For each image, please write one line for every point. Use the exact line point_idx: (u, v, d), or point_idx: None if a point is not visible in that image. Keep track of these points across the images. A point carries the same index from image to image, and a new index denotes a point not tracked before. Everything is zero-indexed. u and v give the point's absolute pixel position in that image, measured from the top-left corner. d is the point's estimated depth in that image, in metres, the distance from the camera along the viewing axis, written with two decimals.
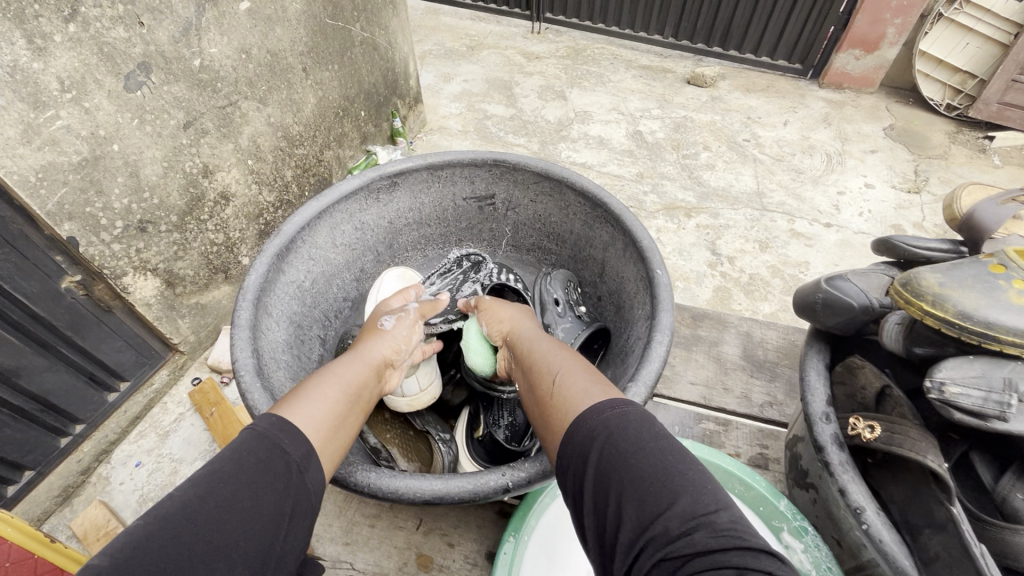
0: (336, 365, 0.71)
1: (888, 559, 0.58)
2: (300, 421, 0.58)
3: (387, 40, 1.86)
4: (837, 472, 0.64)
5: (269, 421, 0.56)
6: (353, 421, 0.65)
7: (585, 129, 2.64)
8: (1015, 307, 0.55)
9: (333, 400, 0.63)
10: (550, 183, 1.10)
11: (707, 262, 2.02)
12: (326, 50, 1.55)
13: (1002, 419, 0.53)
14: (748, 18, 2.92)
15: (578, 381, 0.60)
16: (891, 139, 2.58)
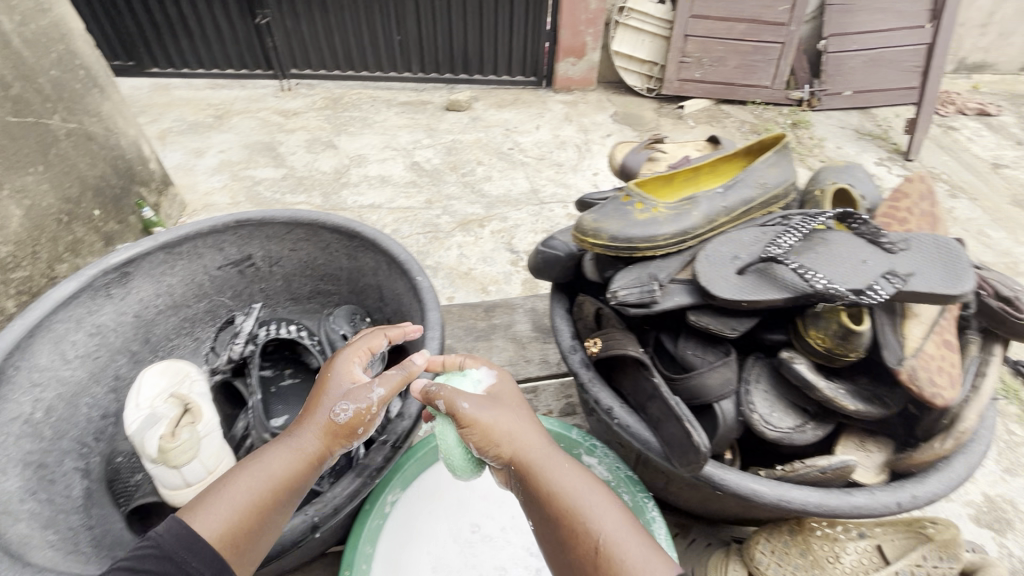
0: (269, 449, 0.64)
1: (636, 437, 0.73)
2: (201, 527, 0.58)
3: (103, 127, 1.58)
4: (589, 388, 0.79)
5: (173, 532, 0.57)
6: (278, 517, 0.62)
7: (363, 171, 2.67)
8: (639, 222, 0.74)
9: (243, 509, 0.59)
10: (303, 228, 1.11)
11: (510, 261, 2.22)
12: (16, 154, 1.33)
13: (656, 302, 0.70)
14: (479, 45, 3.27)
15: (631, 544, 0.54)
16: (618, 123, 3.11)
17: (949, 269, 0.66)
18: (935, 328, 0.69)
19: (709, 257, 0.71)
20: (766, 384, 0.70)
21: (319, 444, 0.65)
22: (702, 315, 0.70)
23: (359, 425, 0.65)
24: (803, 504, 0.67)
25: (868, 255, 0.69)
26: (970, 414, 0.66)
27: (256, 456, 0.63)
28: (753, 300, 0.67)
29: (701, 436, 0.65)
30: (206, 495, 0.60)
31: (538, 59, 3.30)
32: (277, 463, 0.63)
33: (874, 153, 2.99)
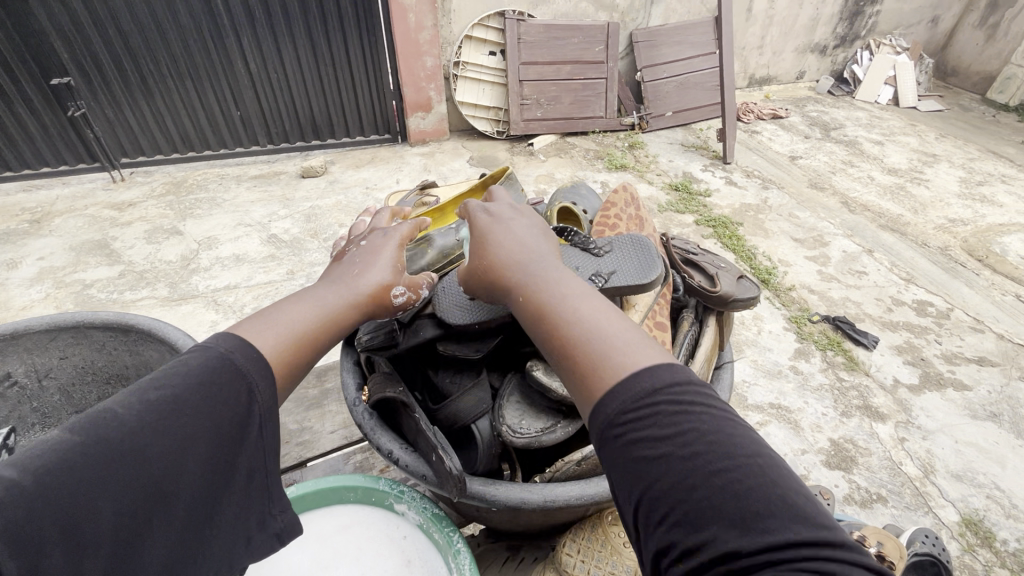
0: (318, 291, 0.68)
1: (416, 473, 0.75)
2: (261, 343, 0.58)
3: None
4: (371, 435, 0.80)
5: (245, 353, 0.56)
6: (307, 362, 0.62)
7: (215, 253, 2.52)
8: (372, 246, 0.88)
9: (298, 330, 0.61)
10: (68, 333, 1.01)
11: None
12: None
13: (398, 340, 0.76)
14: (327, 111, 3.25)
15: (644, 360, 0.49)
16: (475, 166, 3.23)
17: (641, 259, 0.77)
18: (649, 313, 0.80)
19: (446, 290, 0.79)
20: (517, 396, 0.75)
21: (364, 292, 0.69)
22: (446, 344, 0.75)
23: (387, 288, 0.71)
24: (566, 500, 0.71)
25: (577, 261, 0.78)
26: None
27: (303, 296, 0.66)
28: (481, 320, 0.73)
29: (453, 460, 0.67)
30: (267, 313, 0.62)
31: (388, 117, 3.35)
32: (304, 314, 0.63)
33: (700, 161, 3.38)
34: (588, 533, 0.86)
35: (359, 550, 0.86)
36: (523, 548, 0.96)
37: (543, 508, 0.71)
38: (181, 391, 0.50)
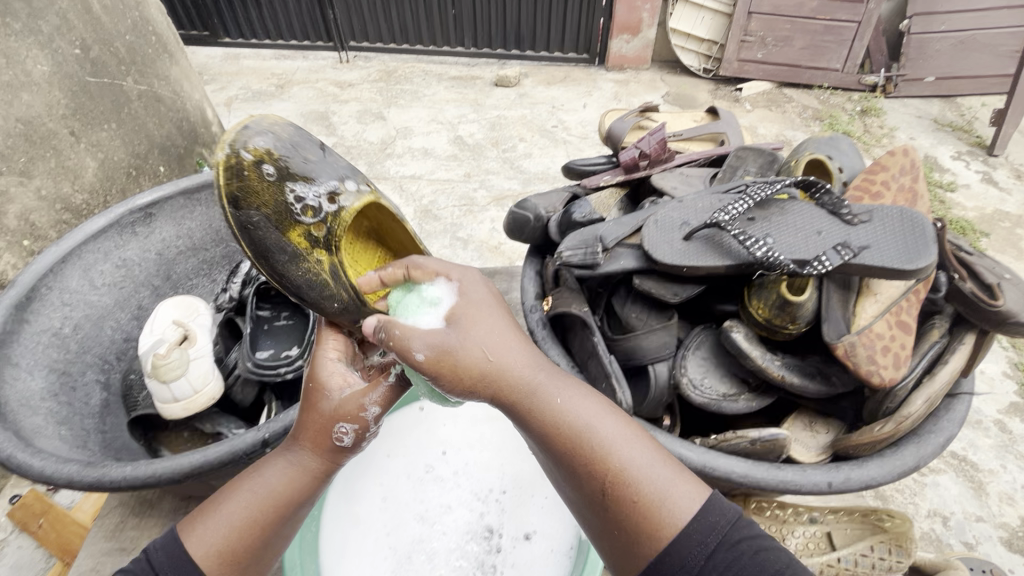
0: (268, 465, 0.64)
1: None
2: (193, 549, 0.57)
3: (170, 89, 1.71)
4: (540, 345, 0.81)
5: (167, 557, 0.56)
6: (280, 532, 0.63)
7: (408, 143, 2.73)
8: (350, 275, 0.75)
9: (243, 525, 0.59)
10: None
11: None
12: (92, 109, 1.43)
13: (597, 265, 0.71)
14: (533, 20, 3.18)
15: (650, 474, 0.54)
16: (669, 104, 2.96)
17: (907, 242, 0.63)
18: (891, 307, 0.66)
19: (658, 222, 0.71)
20: (704, 352, 0.70)
21: (324, 460, 0.64)
22: (643, 281, 0.70)
23: (341, 431, 0.64)
24: (727, 472, 0.67)
25: (821, 225, 0.67)
26: (916, 399, 0.62)
27: (255, 475, 0.63)
28: (693, 266, 0.66)
29: (624, 394, 0.67)
30: (210, 513, 0.60)
31: (591, 35, 3.17)
32: (241, 512, 0.60)
33: (956, 146, 2.69)
34: None
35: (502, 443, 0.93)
36: None
37: (700, 472, 0.67)
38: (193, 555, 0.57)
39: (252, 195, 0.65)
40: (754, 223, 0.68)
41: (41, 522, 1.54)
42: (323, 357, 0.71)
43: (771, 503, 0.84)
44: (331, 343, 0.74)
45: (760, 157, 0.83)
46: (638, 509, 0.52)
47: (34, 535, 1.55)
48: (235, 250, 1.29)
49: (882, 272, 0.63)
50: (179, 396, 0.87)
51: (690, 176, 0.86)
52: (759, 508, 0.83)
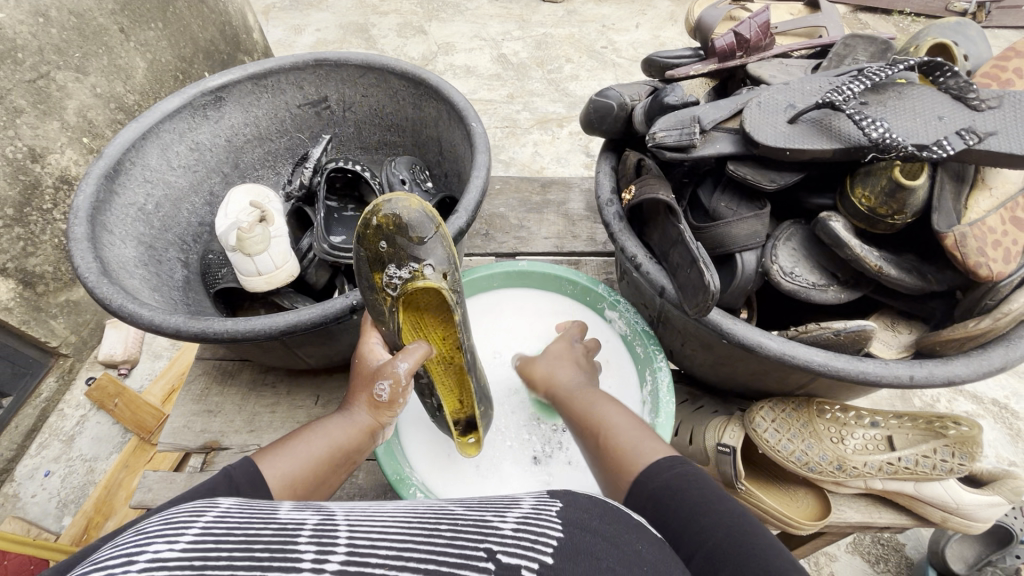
0: (324, 419, 0.66)
1: (653, 283, 0.75)
2: (268, 473, 0.58)
3: None
4: (617, 236, 0.79)
5: (245, 470, 0.56)
6: (334, 477, 0.64)
7: (450, 60, 2.62)
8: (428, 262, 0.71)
9: (313, 461, 0.61)
10: (374, 74, 1.16)
11: (583, 164, 2.24)
12: (142, 9, 1.68)
13: (694, 147, 0.69)
14: None
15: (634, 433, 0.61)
16: None
17: None
18: (1007, 203, 0.63)
19: (761, 105, 0.67)
20: (795, 244, 0.69)
21: (373, 416, 0.68)
22: (740, 166, 0.68)
23: (391, 391, 0.66)
24: (806, 360, 0.67)
25: (942, 110, 0.62)
26: (1017, 298, 0.59)
27: (310, 427, 0.65)
28: (797, 149, 0.63)
29: (713, 277, 0.65)
30: (279, 446, 0.62)
31: None
32: (307, 451, 0.62)
33: None
34: (791, 409, 0.84)
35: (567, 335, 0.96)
36: (703, 399, 0.97)
37: (778, 359, 0.68)
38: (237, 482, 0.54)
39: (365, 247, 0.71)
40: (868, 107, 0.64)
41: (117, 402, 1.65)
42: (366, 338, 0.73)
43: (832, 407, 0.85)
44: (370, 331, 0.74)
45: (872, 44, 0.76)
46: (615, 463, 0.59)
47: (111, 414, 1.64)
48: (299, 144, 1.28)
49: (1004, 160, 0.60)
50: (262, 270, 0.93)
51: (790, 65, 0.80)
52: (820, 410, 0.84)
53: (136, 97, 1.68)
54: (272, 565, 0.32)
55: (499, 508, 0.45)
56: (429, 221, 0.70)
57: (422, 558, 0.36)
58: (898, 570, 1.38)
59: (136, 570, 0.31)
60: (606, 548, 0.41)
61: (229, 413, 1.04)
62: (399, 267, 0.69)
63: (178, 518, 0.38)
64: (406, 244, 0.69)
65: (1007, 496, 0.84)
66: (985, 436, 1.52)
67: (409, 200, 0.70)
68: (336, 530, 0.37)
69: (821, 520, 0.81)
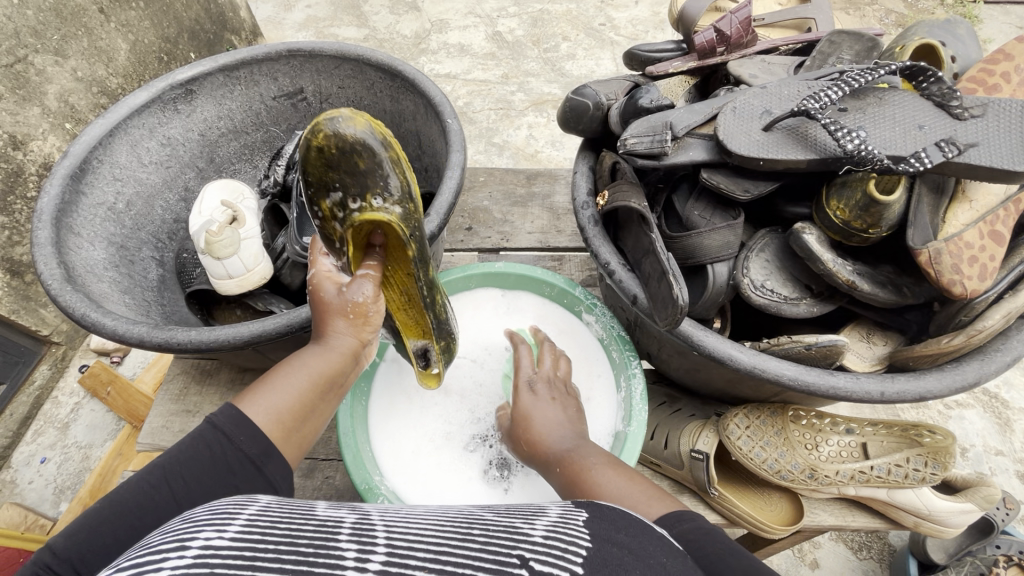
0: (300, 350, 0.59)
1: (624, 292, 0.73)
2: (254, 415, 0.56)
3: None
4: (591, 243, 0.76)
5: (227, 414, 0.55)
6: (324, 406, 0.60)
7: (444, 38, 2.54)
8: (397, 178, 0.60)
9: (298, 395, 0.57)
10: (350, 64, 1.13)
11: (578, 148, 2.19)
12: None
13: (665, 155, 0.66)
14: None
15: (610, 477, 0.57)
16: None
17: (1019, 141, 0.57)
18: (986, 216, 0.61)
19: (735, 111, 0.64)
20: (768, 255, 0.68)
21: (353, 336, 0.61)
22: (714, 176, 0.66)
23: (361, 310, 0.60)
24: (776, 375, 0.65)
25: (923, 119, 0.60)
26: (991, 315, 0.58)
27: (289, 361, 0.59)
28: (771, 159, 0.61)
29: (682, 291, 0.62)
30: (259, 386, 0.57)
31: None
32: (291, 387, 0.57)
33: None
34: (765, 416, 0.83)
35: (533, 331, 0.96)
36: (681, 401, 0.96)
37: (749, 373, 0.66)
38: (195, 446, 0.54)
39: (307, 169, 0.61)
40: (846, 114, 0.61)
41: (109, 390, 1.62)
42: (311, 266, 0.63)
43: (808, 413, 0.85)
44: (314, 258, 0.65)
45: (858, 42, 0.73)
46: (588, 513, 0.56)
47: (104, 402, 1.64)
48: (276, 136, 1.25)
49: (983, 173, 0.57)
50: (233, 273, 0.92)
51: (772, 63, 0.77)
52: (796, 416, 0.84)
53: (118, 81, 1.64)
54: (317, 561, 0.34)
55: (527, 516, 0.45)
56: (374, 142, 0.59)
57: (460, 564, 0.37)
58: (880, 557, 1.39)
59: (191, 556, 0.33)
60: (633, 563, 0.39)
61: (207, 412, 1.04)
62: (349, 199, 0.59)
63: (226, 511, 0.40)
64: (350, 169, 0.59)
65: (980, 504, 0.85)
66: (972, 426, 1.52)
67: (360, 120, 0.60)
68: (375, 531, 0.39)
69: (793, 525, 0.82)
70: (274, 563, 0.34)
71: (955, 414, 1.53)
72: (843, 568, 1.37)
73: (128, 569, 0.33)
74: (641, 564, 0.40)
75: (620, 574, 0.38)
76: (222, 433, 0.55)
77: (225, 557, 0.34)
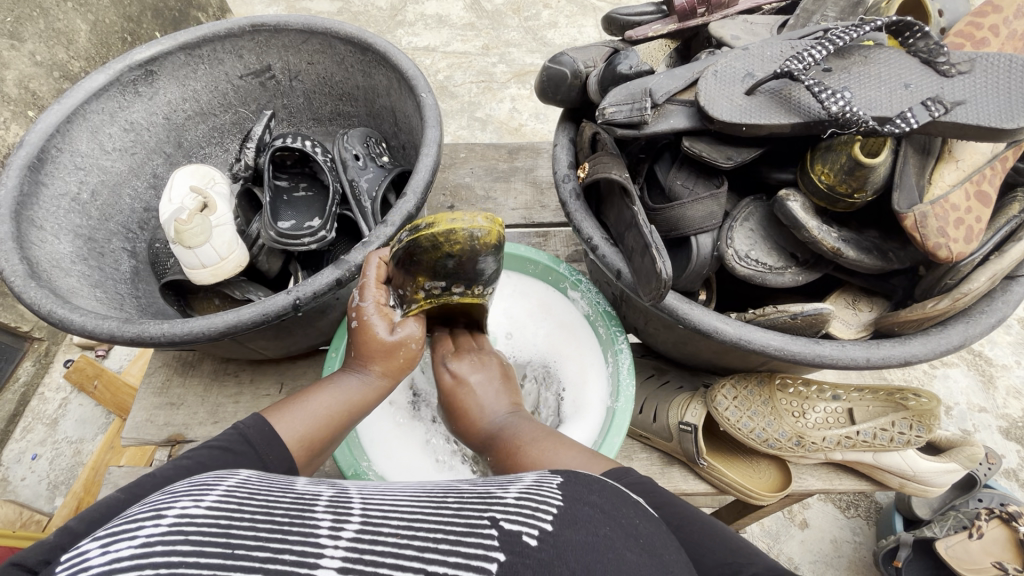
0: (337, 376, 0.69)
1: (608, 266, 0.71)
2: (283, 431, 0.61)
3: None
4: (573, 218, 0.74)
5: (260, 429, 0.60)
6: (343, 431, 0.67)
7: (421, 9, 2.45)
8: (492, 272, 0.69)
9: (324, 419, 0.65)
10: (318, 38, 1.08)
11: None
12: None
13: (645, 124, 0.64)
14: None
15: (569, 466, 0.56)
16: None
17: (1009, 98, 0.55)
18: (973, 176, 0.60)
19: (717, 75, 0.61)
20: (753, 225, 0.67)
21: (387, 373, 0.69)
22: (696, 144, 0.64)
23: (403, 353, 0.69)
24: (762, 346, 0.64)
25: (909, 77, 0.58)
26: (977, 277, 0.57)
27: (327, 383, 0.68)
28: (753, 125, 0.59)
29: (665, 264, 0.60)
30: (293, 403, 0.65)
31: None
32: (323, 403, 0.65)
33: None
34: (753, 386, 0.83)
35: (535, 322, 0.93)
36: (669, 373, 0.96)
37: (734, 345, 0.65)
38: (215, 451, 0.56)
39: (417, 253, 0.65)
40: (831, 75, 0.59)
41: (96, 383, 1.58)
42: (366, 295, 0.69)
43: (795, 380, 0.85)
44: (372, 287, 0.70)
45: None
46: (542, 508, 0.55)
47: (92, 396, 1.61)
48: (246, 117, 1.21)
49: (970, 132, 0.56)
50: (206, 262, 0.89)
51: (755, 23, 0.74)
52: (783, 384, 0.84)
53: (81, 64, 1.56)
54: (291, 529, 0.34)
55: (501, 483, 0.45)
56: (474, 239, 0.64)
57: (433, 529, 0.37)
58: (866, 514, 1.42)
59: (167, 523, 0.33)
60: (603, 520, 0.39)
61: (193, 404, 1.02)
62: (453, 286, 0.68)
63: (206, 484, 0.40)
64: (455, 262, 0.65)
65: (963, 463, 0.86)
66: (956, 385, 1.54)
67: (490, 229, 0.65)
68: (350, 502, 0.39)
69: (780, 491, 0.83)
70: (248, 532, 0.34)
71: (939, 373, 1.56)
72: (831, 526, 1.41)
73: (106, 537, 0.33)
74: (613, 523, 0.40)
75: (592, 532, 0.38)
76: (252, 444, 0.59)
77: (201, 524, 0.34)
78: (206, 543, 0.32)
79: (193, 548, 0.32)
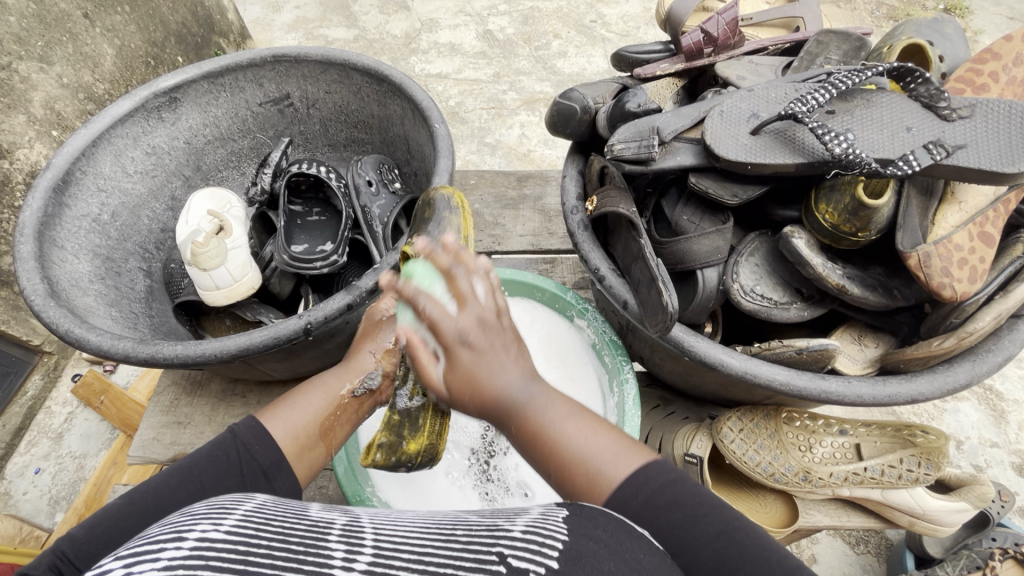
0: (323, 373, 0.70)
1: (615, 297, 0.72)
2: (273, 430, 0.62)
3: None
4: (581, 248, 0.75)
5: (250, 427, 0.61)
6: (336, 429, 0.67)
7: (434, 38, 2.52)
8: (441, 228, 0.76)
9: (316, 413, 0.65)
10: (336, 70, 1.11)
11: None
12: None
13: (652, 159, 0.65)
14: None
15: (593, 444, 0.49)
16: None
17: (1009, 142, 0.56)
18: (976, 218, 0.61)
19: (723, 114, 0.63)
20: (758, 259, 0.68)
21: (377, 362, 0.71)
22: (701, 179, 0.65)
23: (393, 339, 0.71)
24: (767, 379, 0.64)
25: (911, 121, 0.60)
26: (981, 316, 0.57)
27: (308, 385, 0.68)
28: (757, 163, 0.60)
29: (671, 297, 0.61)
30: (282, 404, 0.66)
31: None
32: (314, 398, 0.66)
33: None
34: (759, 419, 0.83)
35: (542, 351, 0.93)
36: (675, 404, 0.96)
37: (740, 378, 0.65)
38: (196, 458, 0.57)
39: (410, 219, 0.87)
40: (833, 117, 0.61)
41: (102, 399, 1.60)
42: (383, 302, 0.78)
43: (801, 414, 0.85)
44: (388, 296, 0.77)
45: (847, 41, 0.73)
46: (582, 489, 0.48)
47: (97, 411, 1.62)
48: (263, 142, 1.24)
49: (971, 174, 0.57)
50: (220, 283, 0.90)
51: (760, 64, 0.77)
52: (789, 418, 0.84)
53: (105, 87, 1.62)
54: (306, 559, 0.35)
55: (510, 515, 0.45)
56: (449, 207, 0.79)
57: (443, 563, 0.37)
58: (876, 551, 1.39)
59: (188, 547, 0.33)
60: (608, 557, 0.39)
61: (199, 424, 1.03)
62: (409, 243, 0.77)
63: (223, 506, 0.40)
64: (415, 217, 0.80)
65: (974, 503, 0.85)
66: (967, 419, 1.52)
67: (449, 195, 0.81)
68: (363, 532, 0.39)
69: (787, 526, 0.81)
70: (265, 560, 0.34)
71: (949, 407, 1.54)
72: (839, 562, 1.37)
73: (127, 558, 0.32)
74: (617, 560, 0.40)
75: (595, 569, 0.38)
76: (241, 444, 0.60)
77: (219, 550, 0.34)
78: (225, 569, 0.32)
79: (213, 573, 0.32)
